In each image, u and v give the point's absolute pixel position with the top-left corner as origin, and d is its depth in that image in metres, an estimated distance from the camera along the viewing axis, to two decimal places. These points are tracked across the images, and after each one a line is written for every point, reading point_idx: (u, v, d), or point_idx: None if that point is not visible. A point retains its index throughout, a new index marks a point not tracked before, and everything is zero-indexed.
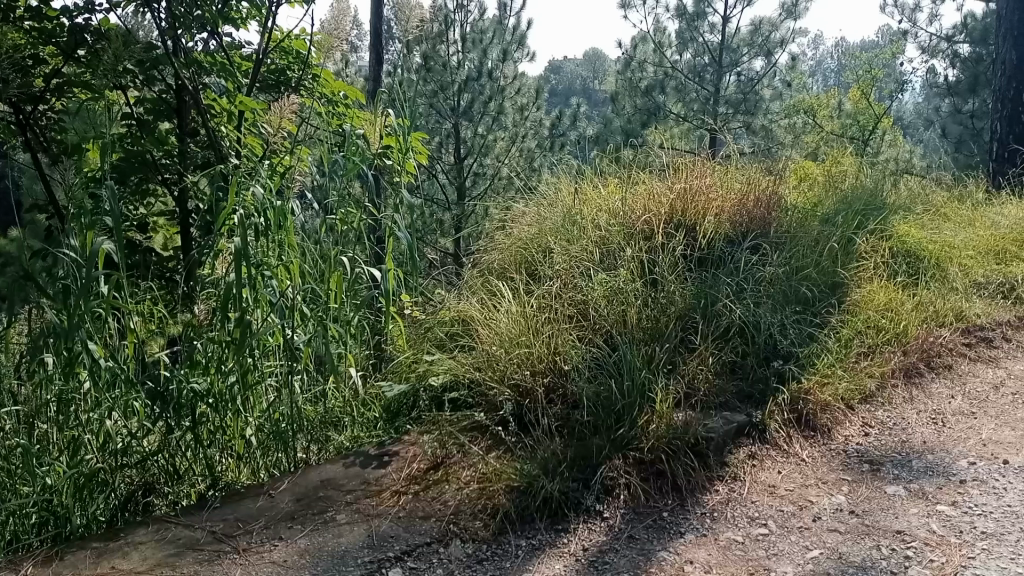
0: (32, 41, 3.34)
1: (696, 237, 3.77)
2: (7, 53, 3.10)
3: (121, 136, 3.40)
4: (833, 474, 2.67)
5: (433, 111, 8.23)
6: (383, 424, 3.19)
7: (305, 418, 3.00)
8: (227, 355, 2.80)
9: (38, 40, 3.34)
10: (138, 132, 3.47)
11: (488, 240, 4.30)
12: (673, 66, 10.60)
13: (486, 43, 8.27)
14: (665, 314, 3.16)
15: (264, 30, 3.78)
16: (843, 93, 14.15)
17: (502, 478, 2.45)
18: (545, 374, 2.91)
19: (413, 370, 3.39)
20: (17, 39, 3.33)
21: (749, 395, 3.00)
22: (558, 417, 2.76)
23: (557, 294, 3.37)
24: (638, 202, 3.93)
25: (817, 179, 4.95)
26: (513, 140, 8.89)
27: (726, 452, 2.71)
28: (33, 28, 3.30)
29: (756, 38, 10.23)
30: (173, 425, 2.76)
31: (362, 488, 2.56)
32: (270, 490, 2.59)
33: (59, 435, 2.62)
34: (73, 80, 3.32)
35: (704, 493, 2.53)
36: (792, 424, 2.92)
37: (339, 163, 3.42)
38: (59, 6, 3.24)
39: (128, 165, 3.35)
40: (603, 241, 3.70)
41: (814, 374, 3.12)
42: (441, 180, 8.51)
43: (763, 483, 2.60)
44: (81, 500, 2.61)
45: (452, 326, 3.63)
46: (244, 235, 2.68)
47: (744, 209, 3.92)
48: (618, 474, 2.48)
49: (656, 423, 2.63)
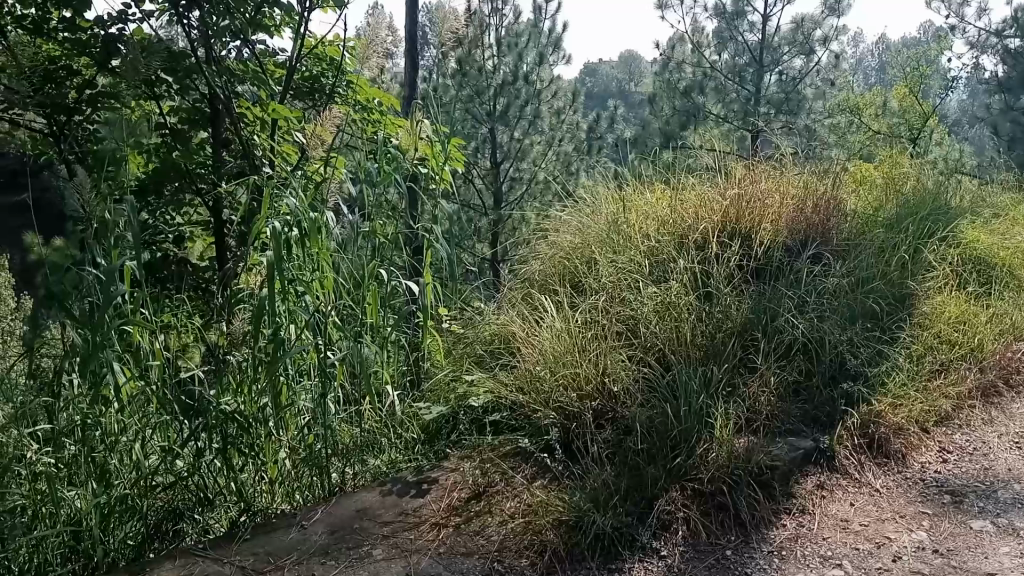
0: (65, 52, 3.32)
1: (752, 246, 3.55)
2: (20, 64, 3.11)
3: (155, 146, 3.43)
4: (911, 507, 2.46)
5: (469, 116, 8.14)
6: (422, 447, 3.03)
7: (341, 442, 2.86)
8: (260, 376, 2.68)
9: (71, 52, 3.30)
10: (172, 144, 3.44)
11: (528, 249, 4.14)
12: (712, 66, 10.29)
13: (522, 47, 8.15)
14: (720, 331, 2.97)
15: (296, 36, 3.65)
16: (888, 91, 13.78)
17: (550, 510, 2.26)
18: (593, 397, 2.76)
19: (451, 390, 3.23)
20: (53, 50, 3.37)
21: (814, 418, 2.80)
22: (608, 443, 2.57)
23: (603, 309, 3.20)
24: (689, 209, 3.73)
25: (876, 181, 4.69)
26: (550, 144, 8.72)
27: (792, 482, 2.52)
28: (66, 40, 3.28)
29: (797, 37, 9.86)
30: (203, 447, 2.66)
31: (400, 520, 2.41)
32: (303, 521, 2.44)
33: (85, 460, 2.45)
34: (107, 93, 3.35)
35: (770, 528, 2.33)
36: (863, 450, 2.71)
37: (372, 172, 3.28)
38: (92, 17, 3.24)
39: (164, 173, 3.37)
40: (652, 251, 3.51)
41: (885, 395, 2.91)
42: (477, 186, 8.40)
43: (834, 517, 2.40)
44: (108, 524, 2.47)
45: (492, 342, 3.49)
46: (277, 249, 2.58)
47: (803, 215, 3.67)
48: (676, 508, 2.30)
49: (716, 451, 2.43)
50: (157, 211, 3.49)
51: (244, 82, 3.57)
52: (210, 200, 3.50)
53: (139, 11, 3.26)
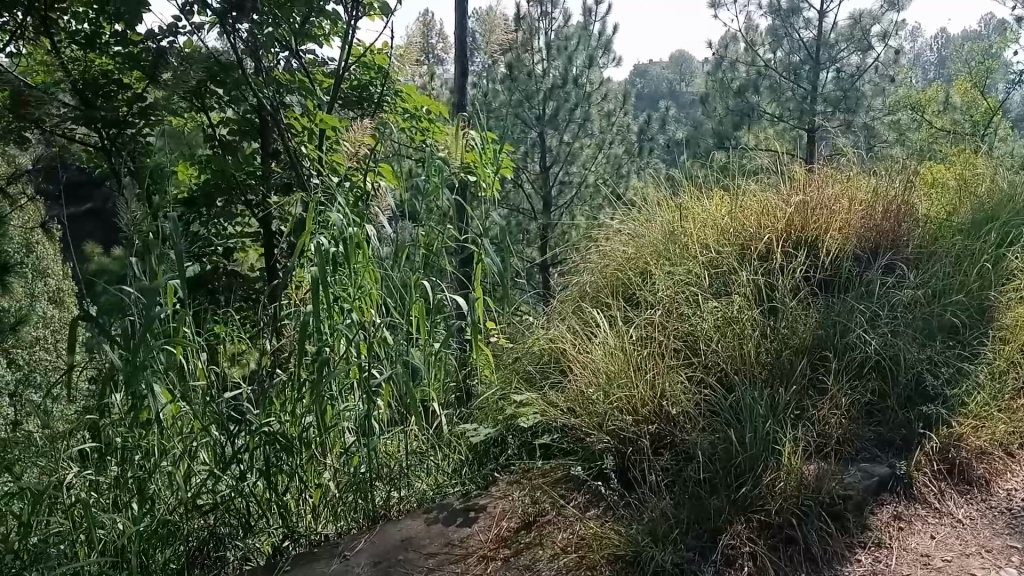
0: (118, 67, 3.30)
1: (818, 255, 3.37)
2: (75, 80, 3.24)
3: (208, 159, 3.41)
4: (998, 541, 2.29)
5: (519, 121, 8.06)
6: (470, 470, 2.92)
7: (388, 465, 2.76)
8: (305, 398, 2.58)
9: (123, 66, 3.30)
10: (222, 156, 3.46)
11: (579, 259, 4.03)
12: (766, 64, 9.96)
13: (572, 49, 7.98)
14: (786, 347, 2.82)
15: (345, 45, 3.58)
16: (950, 87, 13.30)
17: (605, 544, 2.18)
18: (649, 420, 2.64)
19: (501, 410, 3.13)
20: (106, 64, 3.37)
21: (889, 442, 2.63)
22: (666, 472, 2.46)
23: (660, 325, 3.08)
24: (751, 218, 3.56)
25: (948, 183, 4.46)
26: (600, 147, 8.59)
27: (867, 512, 2.35)
28: (118, 54, 3.27)
29: (856, 33, 9.43)
30: (245, 470, 2.55)
31: (446, 552, 2.34)
32: (345, 552, 2.38)
33: (124, 484, 2.35)
34: (158, 105, 3.32)
35: (844, 564, 2.17)
36: (943, 476, 2.53)
37: (420, 183, 3.16)
38: (143, 31, 3.21)
39: (214, 187, 3.40)
40: (711, 263, 3.36)
41: (966, 416, 2.72)
42: (527, 190, 8.32)
43: (914, 551, 2.23)
44: (149, 549, 2.35)
45: (543, 358, 3.38)
46: (322, 265, 2.49)
47: (873, 220, 3.48)
48: (741, 542, 2.14)
49: (785, 481, 2.28)
50: (210, 224, 3.51)
51: (292, 92, 3.55)
52: (260, 213, 3.49)
53: (190, 23, 3.22)
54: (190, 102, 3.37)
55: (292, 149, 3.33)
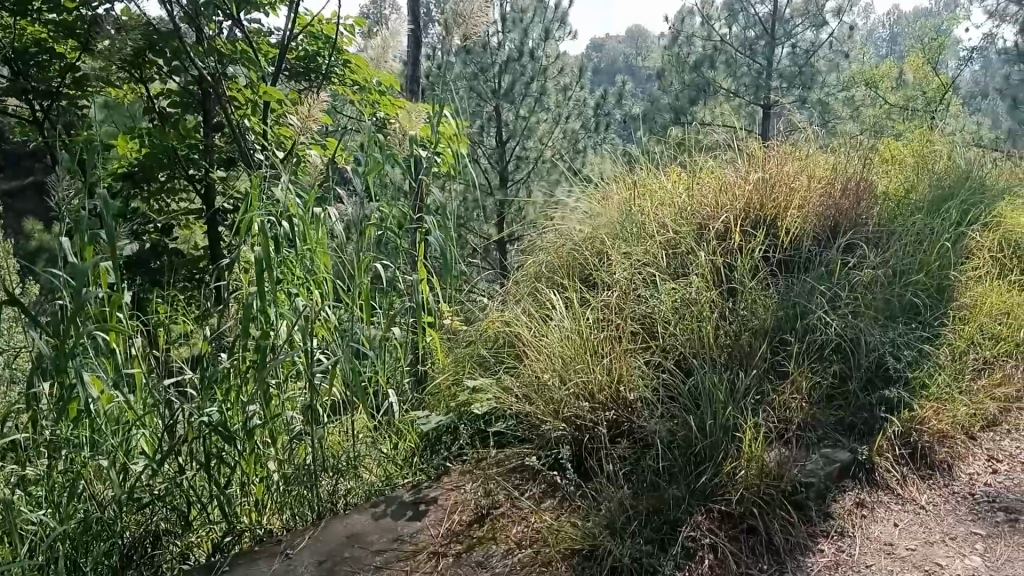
0: (50, 34, 3.10)
1: (778, 235, 3.31)
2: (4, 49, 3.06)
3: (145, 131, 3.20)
4: (961, 527, 2.26)
5: (473, 94, 7.92)
6: (422, 458, 2.83)
7: (336, 454, 2.65)
8: (249, 387, 2.45)
9: (56, 33, 3.09)
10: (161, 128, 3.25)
11: (534, 237, 3.93)
12: (721, 39, 9.82)
13: (527, 23, 7.87)
14: (746, 330, 2.76)
15: (290, 15, 3.41)
16: (901, 63, 13.35)
17: (561, 537, 2.10)
18: (606, 406, 2.58)
19: (454, 396, 3.03)
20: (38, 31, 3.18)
21: (851, 426, 2.58)
22: (624, 460, 2.40)
23: (616, 307, 3.01)
24: (708, 196, 3.49)
25: (906, 159, 4.42)
26: (556, 122, 8.49)
27: (829, 499, 2.31)
28: (51, 21, 3.06)
29: (811, 8, 9.28)
30: (184, 464, 2.41)
31: (395, 548, 2.25)
32: (287, 551, 2.28)
33: (51, 481, 2.20)
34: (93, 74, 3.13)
35: (806, 554, 2.12)
36: (904, 461, 2.51)
37: (371, 161, 3.02)
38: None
39: (153, 162, 3.20)
40: (669, 242, 3.29)
41: (927, 399, 2.70)
42: (483, 165, 8.22)
43: (878, 540, 2.18)
44: (80, 548, 2.21)
45: (497, 342, 3.27)
46: (266, 244, 2.35)
47: (831, 199, 3.42)
48: (701, 534, 2.07)
49: (746, 469, 2.23)
50: (148, 201, 3.35)
51: (235, 63, 3.27)
52: (203, 188, 3.30)
53: None
54: (128, 72, 3.17)
55: (236, 125, 3.09)
